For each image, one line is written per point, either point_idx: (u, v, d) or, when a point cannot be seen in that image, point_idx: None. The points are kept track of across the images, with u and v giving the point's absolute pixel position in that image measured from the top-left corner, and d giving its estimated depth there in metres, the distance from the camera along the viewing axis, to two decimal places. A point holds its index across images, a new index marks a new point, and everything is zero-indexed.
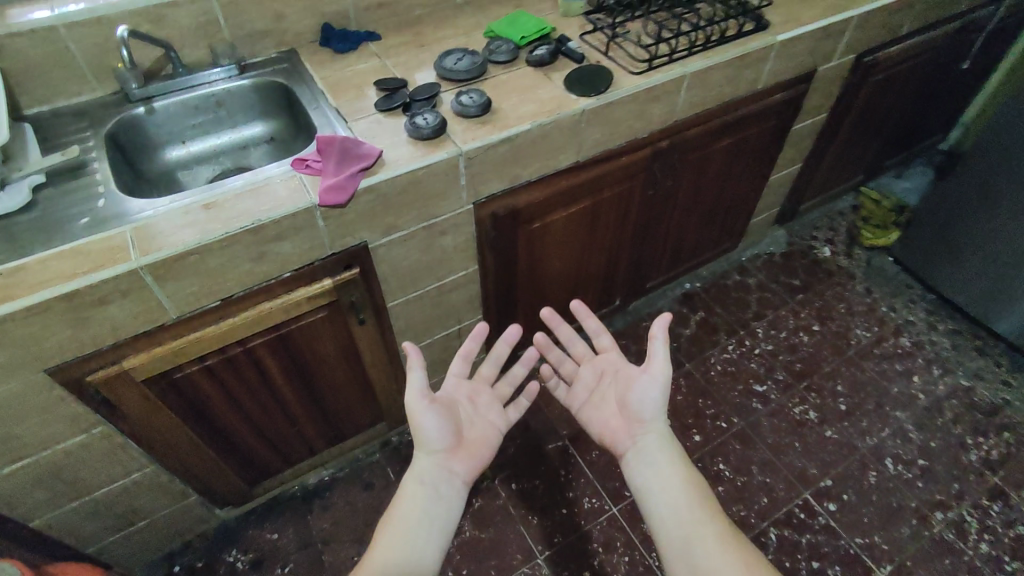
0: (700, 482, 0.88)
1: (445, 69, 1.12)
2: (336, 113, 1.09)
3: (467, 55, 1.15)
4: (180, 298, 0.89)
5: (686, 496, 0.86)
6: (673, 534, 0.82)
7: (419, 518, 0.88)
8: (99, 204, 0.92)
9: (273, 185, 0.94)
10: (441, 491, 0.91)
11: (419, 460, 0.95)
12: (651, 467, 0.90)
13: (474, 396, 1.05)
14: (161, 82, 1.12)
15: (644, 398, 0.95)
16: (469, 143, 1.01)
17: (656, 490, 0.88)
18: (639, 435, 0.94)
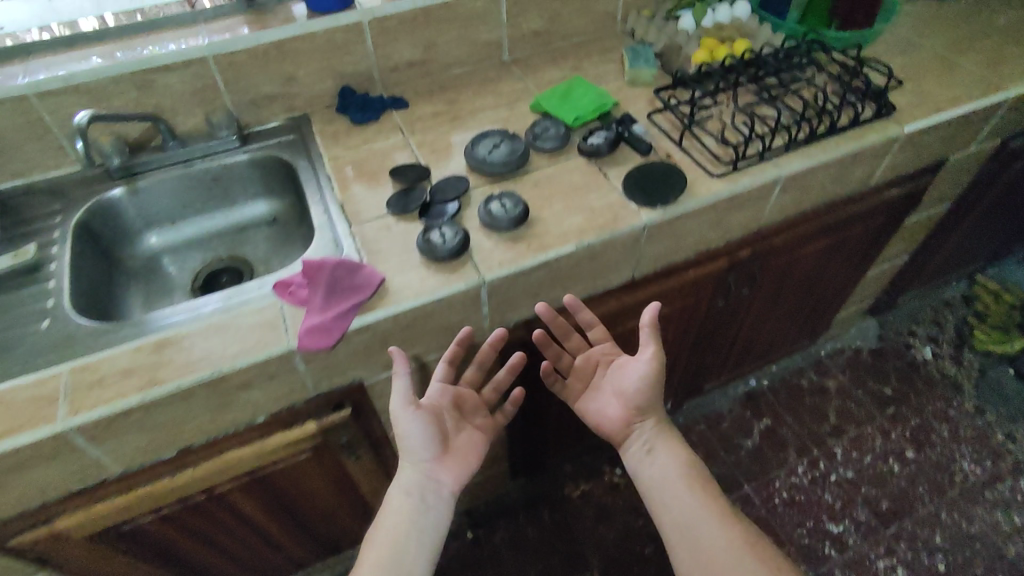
0: (706, 479, 0.81)
1: (477, 157, 0.91)
2: (338, 211, 0.89)
3: (507, 140, 0.94)
4: (123, 453, 0.73)
5: (697, 500, 0.78)
6: (689, 547, 0.74)
7: (405, 542, 0.74)
8: (43, 324, 0.76)
9: (249, 315, 0.76)
10: (428, 510, 0.77)
11: (402, 473, 0.81)
12: (658, 475, 0.81)
13: (461, 402, 0.88)
14: (149, 155, 0.95)
15: (642, 395, 0.85)
16: (495, 269, 0.79)
17: (667, 500, 0.79)
18: (641, 435, 0.85)
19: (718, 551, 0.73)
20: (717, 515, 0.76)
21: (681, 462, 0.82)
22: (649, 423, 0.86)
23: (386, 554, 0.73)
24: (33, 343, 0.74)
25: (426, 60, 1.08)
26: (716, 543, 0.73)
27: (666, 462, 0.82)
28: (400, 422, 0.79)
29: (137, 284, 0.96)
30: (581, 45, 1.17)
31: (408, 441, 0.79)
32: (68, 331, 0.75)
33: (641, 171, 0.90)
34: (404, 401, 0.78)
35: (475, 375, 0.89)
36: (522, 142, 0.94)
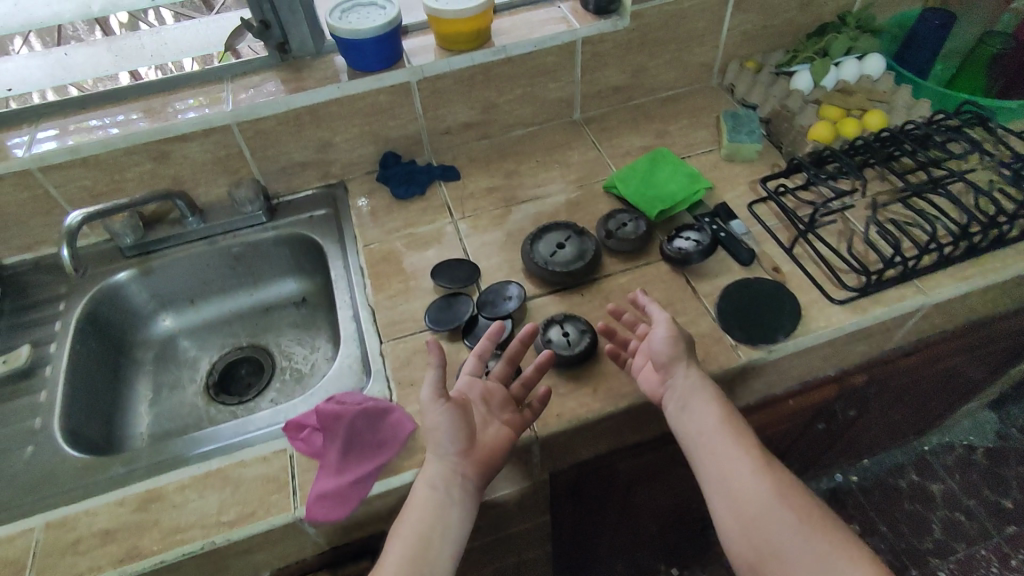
0: (745, 429, 0.63)
1: (537, 259, 0.75)
2: (369, 318, 0.75)
3: (574, 239, 0.77)
4: None
5: (739, 461, 0.61)
6: (736, 519, 0.59)
7: (434, 546, 0.57)
8: (26, 452, 0.65)
9: (253, 463, 0.63)
10: (456, 506, 0.58)
11: (423, 467, 0.61)
12: (696, 435, 0.62)
13: (487, 396, 0.65)
14: (166, 230, 0.84)
15: (673, 352, 0.64)
16: (551, 423, 0.64)
17: (708, 466, 0.61)
18: (673, 392, 0.64)
19: (769, 519, 0.58)
20: (762, 477, 0.60)
21: (722, 415, 0.63)
22: (686, 373, 0.64)
23: (411, 559, 0.56)
24: (6, 480, 0.63)
25: (483, 120, 0.92)
26: (765, 516, 0.58)
27: (704, 418, 0.63)
28: (427, 417, 0.61)
29: (146, 372, 0.84)
30: (668, 102, 0.99)
31: (434, 436, 0.60)
32: (49, 465, 0.64)
33: (740, 291, 0.72)
34: (434, 390, 0.61)
35: (507, 369, 0.67)
36: (593, 242, 0.77)
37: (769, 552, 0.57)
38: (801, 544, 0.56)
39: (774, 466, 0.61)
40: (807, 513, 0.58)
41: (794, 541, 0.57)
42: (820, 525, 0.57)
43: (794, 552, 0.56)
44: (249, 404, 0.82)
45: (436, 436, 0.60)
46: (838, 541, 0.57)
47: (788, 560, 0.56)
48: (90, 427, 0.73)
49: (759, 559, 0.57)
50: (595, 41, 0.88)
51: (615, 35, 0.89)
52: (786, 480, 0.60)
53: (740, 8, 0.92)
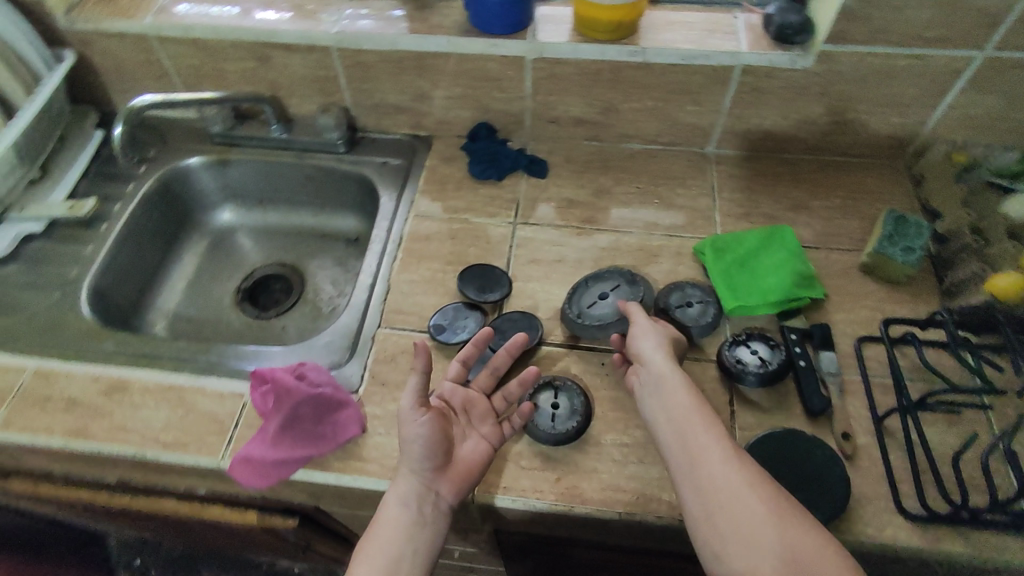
0: (712, 413, 0.54)
1: (573, 310, 0.66)
2: (381, 294, 0.70)
3: (622, 289, 0.68)
4: (60, 464, 0.68)
5: (706, 444, 0.51)
6: (700, 505, 0.49)
7: (411, 558, 0.53)
8: (52, 296, 0.71)
9: (210, 395, 0.63)
10: (430, 526, 0.54)
11: (395, 482, 0.56)
12: (664, 422, 0.54)
13: (468, 405, 0.60)
14: (252, 129, 0.85)
15: (649, 346, 0.59)
16: (494, 494, 0.57)
17: (674, 451, 0.52)
18: (642, 382, 0.58)
19: (739, 506, 0.47)
20: (733, 462, 0.50)
21: (695, 401, 0.54)
22: (656, 358, 0.58)
23: None
24: (29, 315, 0.70)
25: (597, 121, 0.80)
26: (733, 502, 0.48)
27: (674, 403, 0.54)
28: (405, 426, 0.56)
29: (196, 254, 0.89)
30: (828, 169, 0.79)
31: (408, 450, 0.55)
32: (63, 316, 0.70)
33: (785, 446, 0.57)
34: (415, 399, 0.56)
35: (488, 380, 0.63)
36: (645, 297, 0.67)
37: (738, 539, 0.46)
38: (775, 532, 0.46)
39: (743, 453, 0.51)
40: (780, 502, 0.48)
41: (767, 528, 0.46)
42: (795, 515, 0.47)
43: (769, 539, 0.46)
44: (264, 322, 0.83)
45: (409, 444, 0.55)
46: (815, 536, 0.46)
47: (762, 555, 0.45)
48: (120, 290, 0.78)
49: (723, 549, 0.46)
50: (759, 74, 0.71)
51: (790, 72, 0.71)
52: (757, 470, 0.50)
53: (975, 86, 0.69)
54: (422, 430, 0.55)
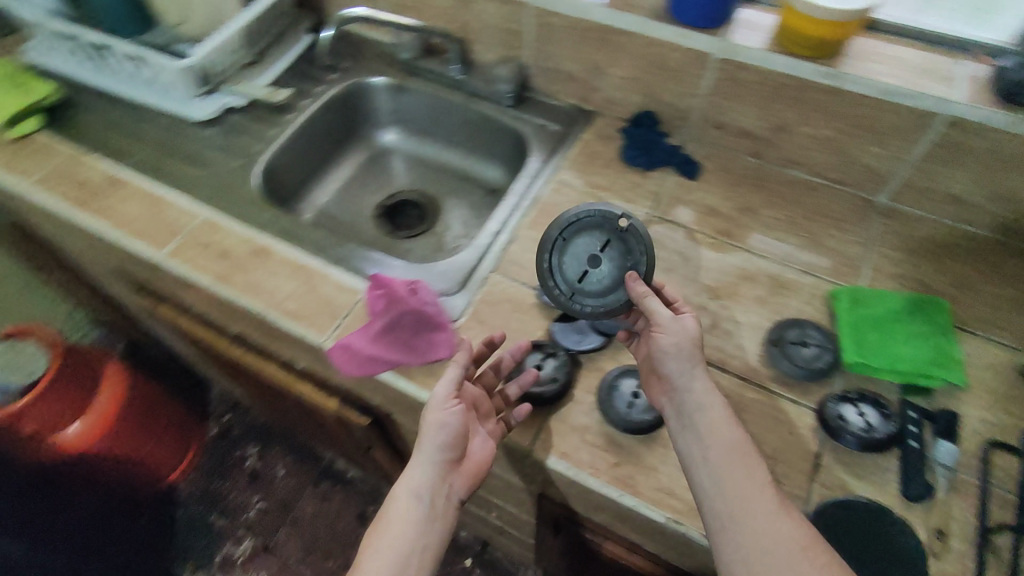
0: (756, 455, 0.52)
1: (559, 291, 0.63)
2: (503, 242, 0.74)
3: (612, 247, 0.63)
4: (202, 304, 0.79)
5: (753, 491, 0.49)
6: (745, 558, 0.47)
7: (421, 549, 0.56)
8: (236, 163, 0.83)
9: (333, 283, 0.70)
10: (438, 520, 0.57)
11: (411, 472, 0.58)
12: (699, 460, 0.52)
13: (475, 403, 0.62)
14: (434, 64, 0.91)
15: (679, 365, 0.56)
16: (551, 455, 0.58)
17: (711, 494, 0.50)
18: (673, 407, 0.56)
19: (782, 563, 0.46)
20: (783, 516, 0.48)
21: (739, 442, 0.52)
22: (696, 383, 0.55)
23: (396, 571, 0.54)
24: (216, 173, 0.82)
25: (765, 138, 0.77)
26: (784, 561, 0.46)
27: (713, 442, 0.52)
28: (434, 414, 0.57)
29: (355, 163, 0.98)
30: (1014, 256, 0.70)
31: (433, 438, 0.57)
32: (238, 182, 0.81)
33: (864, 516, 0.53)
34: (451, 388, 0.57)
35: (493, 377, 0.63)
36: (638, 252, 0.62)
37: None
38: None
39: (789, 505, 0.49)
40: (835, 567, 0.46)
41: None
42: None
43: None
44: (393, 239, 0.90)
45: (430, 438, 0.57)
46: None
47: None
48: (288, 175, 0.88)
49: None
50: (965, 130, 0.65)
51: (1002, 136, 0.63)
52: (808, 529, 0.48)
53: None
54: (451, 420, 0.57)
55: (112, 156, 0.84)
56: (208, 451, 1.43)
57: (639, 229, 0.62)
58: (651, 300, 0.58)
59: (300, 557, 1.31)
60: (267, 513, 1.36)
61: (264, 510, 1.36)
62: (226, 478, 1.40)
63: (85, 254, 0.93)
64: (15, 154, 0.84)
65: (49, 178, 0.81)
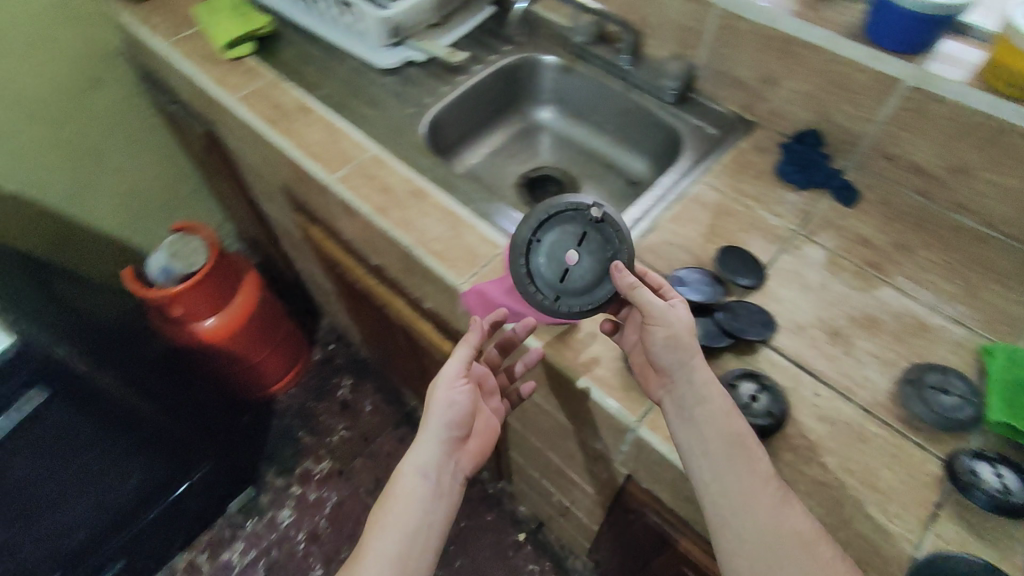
0: (754, 443, 0.55)
1: (546, 296, 0.64)
2: (642, 229, 0.76)
3: (588, 239, 0.64)
4: (353, 231, 0.88)
5: (750, 485, 0.53)
6: (743, 548, 0.52)
7: (428, 522, 0.64)
8: (407, 112, 0.91)
9: (476, 233, 0.76)
10: (443, 496, 0.66)
11: (418, 452, 0.66)
12: (700, 455, 0.55)
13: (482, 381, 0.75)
14: (604, 51, 0.95)
15: (675, 359, 0.57)
16: (654, 435, 0.60)
17: (710, 486, 0.54)
18: (672, 401, 0.58)
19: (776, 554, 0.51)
20: (784, 509, 0.52)
21: (739, 432, 0.55)
22: (695, 365, 0.57)
23: (406, 542, 0.62)
24: (390, 118, 0.90)
25: (938, 178, 0.73)
26: (779, 553, 0.51)
27: (713, 435, 0.55)
28: (445, 393, 0.67)
29: (508, 132, 1.03)
30: None
31: (443, 417, 0.67)
32: (406, 129, 0.89)
33: (965, 573, 0.50)
34: (462, 370, 0.68)
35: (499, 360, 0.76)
36: (615, 239, 0.64)
37: None
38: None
39: (789, 494, 0.53)
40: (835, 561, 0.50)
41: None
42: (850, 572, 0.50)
43: None
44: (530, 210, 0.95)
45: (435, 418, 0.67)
46: None
47: None
48: (449, 132, 0.96)
49: None
50: None
51: None
52: (806, 520, 0.52)
53: None
54: (459, 399, 0.67)
55: (305, 87, 0.94)
56: (311, 372, 1.59)
57: (608, 217, 0.64)
58: (642, 291, 0.58)
59: (370, 488, 1.43)
60: (349, 439, 1.49)
61: (347, 436, 1.49)
62: (321, 400, 1.55)
63: (262, 170, 1.06)
64: (228, 71, 0.96)
65: (251, 97, 0.93)
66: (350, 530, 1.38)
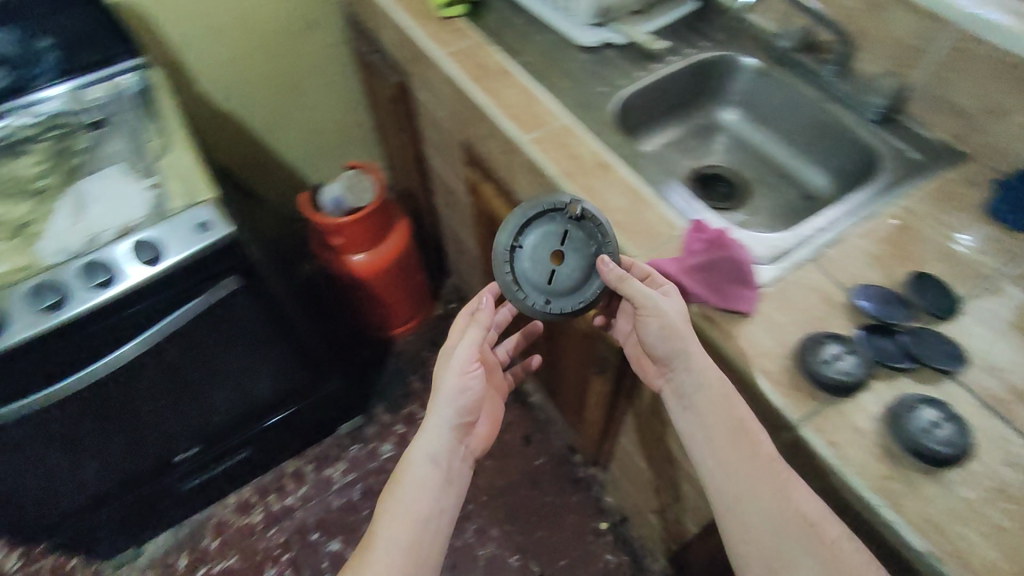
0: (750, 427, 0.62)
1: (536, 298, 0.73)
2: (828, 238, 0.75)
3: (570, 238, 0.73)
4: (528, 193, 0.94)
5: (746, 468, 0.61)
6: (745, 529, 0.61)
7: (441, 505, 0.74)
8: (600, 90, 0.95)
9: (657, 213, 0.79)
10: (451, 480, 0.76)
11: (428, 440, 0.75)
12: (699, 440, 0.66)
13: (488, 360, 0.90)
14: (808, 61, 0.94)
15: (667, 348, 0.66)
16: (817, 438, 0.60)
17: (714, 470, 0.64)
18: (675, 389, 0.68)
19: (771, 534, 0.59)
20: (775, 491, 0.59)
21: (737, 420, 0.63)
22: (691, 349, 0.65)
23: (420, 525, 0.71)
24: (584, 93, 0.94)
25: None
26: (772, 531, 0.59)
27: (710, 420, 0.64)
28: (457, 378, 0.76)
29: (688, 126, 1.04)
30: None
31: (456, 403, 0.76)
32: (598, 105, 0.92)
33: None
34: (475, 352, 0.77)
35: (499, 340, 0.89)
36: (597, 235, 0.72)
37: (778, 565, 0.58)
38: (811, 568, 0.56)
39: (785, 476, 0.60)
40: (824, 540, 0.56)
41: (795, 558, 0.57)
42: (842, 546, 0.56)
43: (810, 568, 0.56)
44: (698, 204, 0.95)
45: (448, 406, 0.76)
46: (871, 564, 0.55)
47: None
48: (634, 116, 0.98)
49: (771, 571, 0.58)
50: None
51: None
52: (799, 500, 0.59)
53: None
54: (473, 384, 0.77)
55: (508, 52, 1.00)
56: (431, 324, 1.68)
57: (583, 213, 0.72)
58: (630, 283, 0.66)
59: None
60: None
61: None
62: (435, 351, 1.64)
63: (446, 125, 1.14)
64: (440, 28, 1.04)
65: (458, 54, 1.00)
66: None
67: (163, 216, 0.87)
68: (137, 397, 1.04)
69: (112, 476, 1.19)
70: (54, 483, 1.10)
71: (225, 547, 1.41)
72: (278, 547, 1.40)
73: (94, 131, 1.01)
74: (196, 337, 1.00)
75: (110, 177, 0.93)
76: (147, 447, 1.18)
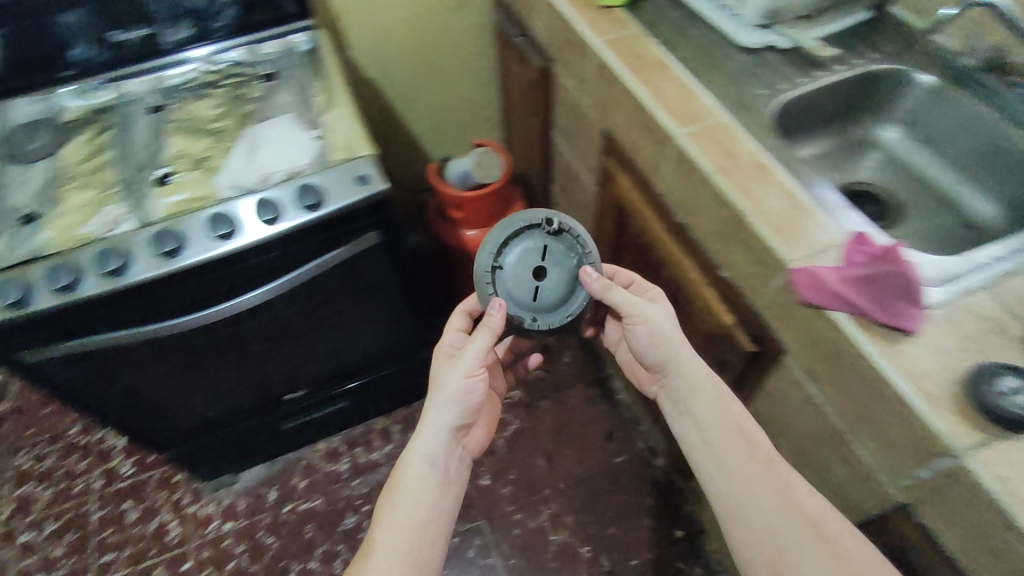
0: (747, 422, 0.81)
1: (525, 316, 0.82)
2: (1007, 269, 0.70)
3: (551, 252, 0.83)
4: (672, 187, 0.94)
5: (743, 461, 0.78)
6: (744, 517, 0.75)
7: (440, 506, 0.80)
8: (759, 92, 0.93)
9: (815, 221, 0.77)
10: (449, 481, 0.83)
11: (424, 443, 0.82)
12: (698, 443, 0.83)
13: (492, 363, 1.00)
14: (994, 82, 0.89)
15: (659, 351, 0.84)
16: (985, 473, 0.57)
17: (711, 469, 0.80)
18: (670, 395, 0.88)
19: (774, 527, 0.73)
20: (768, 476, 0.76)
21: (732, 422, 0.81)
22: (681, 356, 0.83)
23: (417, 524, 0.78)
24: (743, 93, 0.93)
25: None
26: (768, 513, 0.74)
27: (713, 419, 0.82)
28: (458, 386, 0.82)
29: (841, 138, 1.00)
30: None
31: (454, 409, 0.83)
32: (758, 106, 0.91)
33: None
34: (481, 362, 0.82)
35: None
36: (575, 249, 0.83)
37: (770, 546, 0.73)
38: (804, 546, 0.71)
39: (778, 465, 0.77)
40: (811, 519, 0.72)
41: (797, 547, 0.71)
42: (827, 521, 0.72)
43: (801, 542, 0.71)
44: None
45: (451, 409, 0.82)
46: (850, 532, 0.71)
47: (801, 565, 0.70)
48: (791, 121, 0.95)
49: (767, 552, 0.73)
50: None
51: None
52: (790, 482, 0.76)
53: None
54: (475, 392, 0.83)
55: (666, 46, 1.00)
56: None
57: (562, 223, 0.83)
58: (615, 292, 0.82)
59: (549, 429, 1.54)
60: (543, 379, 1.61)
61: (542, 375, 1.61)
62: None
63: (586, 114, 1.16)
64: (599, 16, 1.05)
65: (616, 43, 1.01)
66: (522, 458, 1.49)
67: (325, 166, 0.94)
68: (246, 333, 1.10)
69: (219, 404, 1.27)
70: (169, 400, 1.19)
71: (312, 488, 1.48)
72: (360, 497, 1.46)
73: (267, 82, 1.09)
74: (321, 283, 1.06)
75: (281, 125, 1.00)
76: (251, 383, 1.26)
